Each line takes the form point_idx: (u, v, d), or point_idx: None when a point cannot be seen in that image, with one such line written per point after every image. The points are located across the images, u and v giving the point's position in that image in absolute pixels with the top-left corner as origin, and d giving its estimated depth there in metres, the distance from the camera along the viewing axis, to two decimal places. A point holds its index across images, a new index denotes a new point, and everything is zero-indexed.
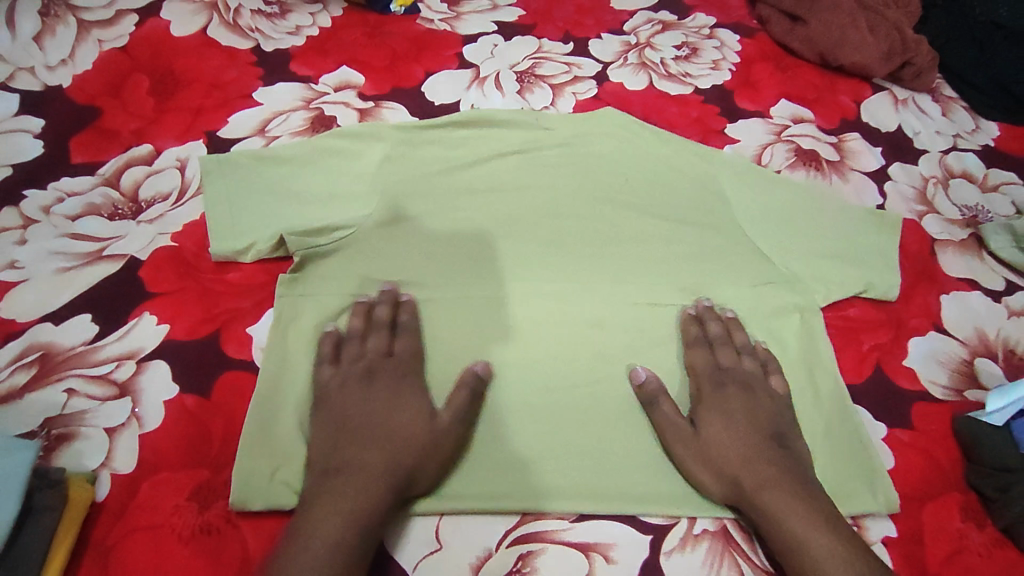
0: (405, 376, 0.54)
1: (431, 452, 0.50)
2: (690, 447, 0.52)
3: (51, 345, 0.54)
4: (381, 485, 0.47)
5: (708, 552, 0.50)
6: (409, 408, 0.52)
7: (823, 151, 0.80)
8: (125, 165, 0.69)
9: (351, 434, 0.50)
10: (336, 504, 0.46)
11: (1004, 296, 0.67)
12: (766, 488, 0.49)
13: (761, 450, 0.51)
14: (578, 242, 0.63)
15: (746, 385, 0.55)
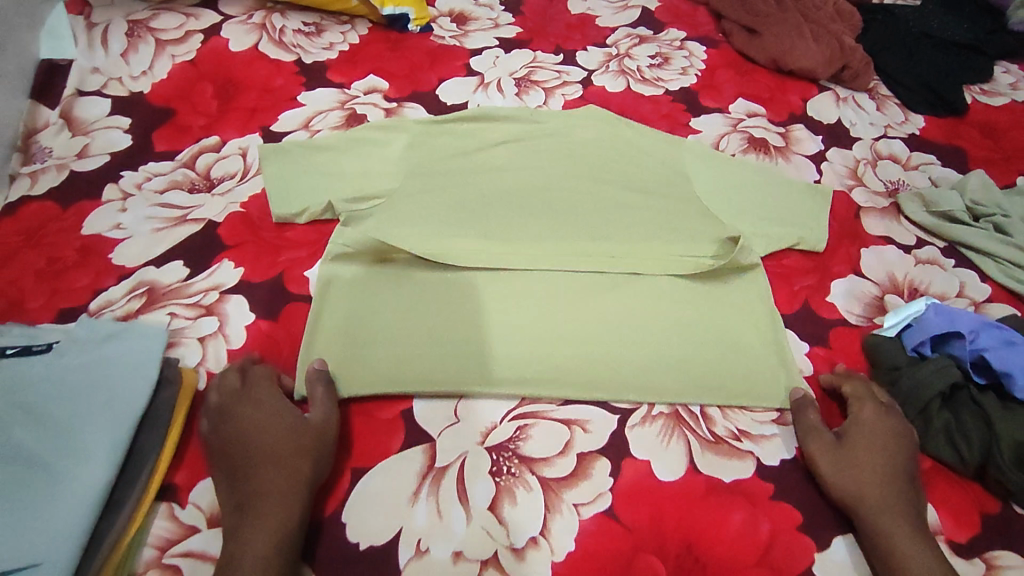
0: (258, 399, 0.58)
1: (315, 449, 0.56)
2: (830, 454, 0.59)
3: (155, 282, 0.70)
4: (289, 494, 0.52)
5: (662, 428, 0.63)
6: (277, 425, 0.56)
7: (772, 139, 0.96)
8: (198, 152, 0.85)
9: (241, 463, 0.54)
10: (261, 528, 0.50)
11: (914, 249, 0.82)
12: (885, 500, 0.56)
13: (889, 474, 0.57)
14: (564, 209, 0.77)
15: (893, 423, 0.61)
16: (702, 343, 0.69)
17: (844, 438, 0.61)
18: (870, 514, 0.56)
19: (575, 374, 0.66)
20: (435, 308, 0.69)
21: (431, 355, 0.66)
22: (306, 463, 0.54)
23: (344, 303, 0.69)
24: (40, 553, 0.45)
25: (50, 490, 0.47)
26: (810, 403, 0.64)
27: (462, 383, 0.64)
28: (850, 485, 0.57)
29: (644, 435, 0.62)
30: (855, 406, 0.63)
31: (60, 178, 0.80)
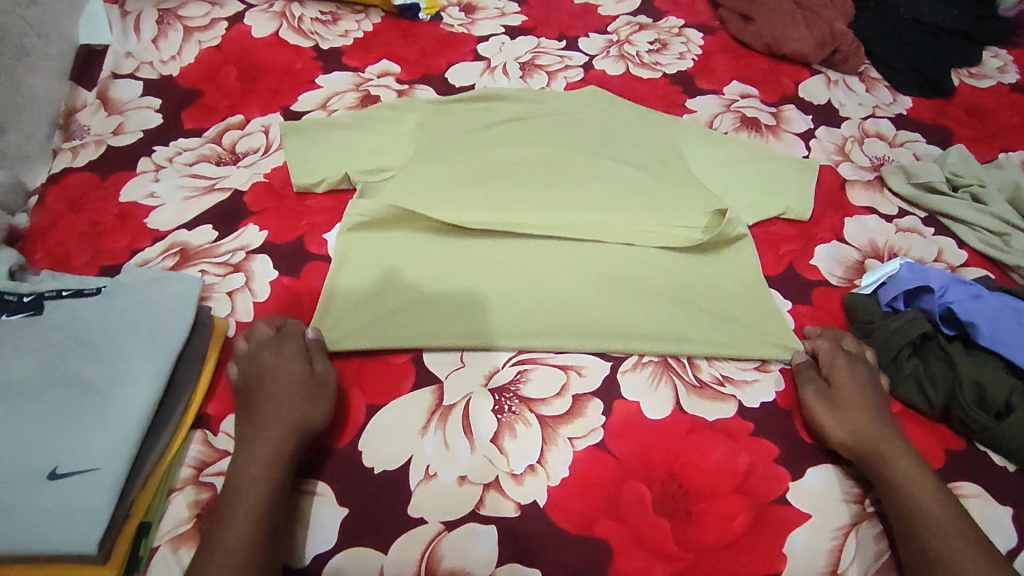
0: (273, 348, 0.63)
1: (313, 395, 0.60)
2: (829, 403, 0.63)
3: (186, 243, 0.76)
4: (284, 431, 0.57)
5: (651, 375, 0.67)
6: (290, 371, 0.61)
7: (763, 118, 1.01)
8: (224, 129, 0.92)
9: (259, 404, 0.59)
10: (256, 459, 0.55)
11: (896, 219, 0.86)
12: (879, 438, 0.60)
13: (872, 418, 0.62)
14: (564, 182, 0.82)
15: (864, 370, 0.66)
16: (691, 300, 0.73)
17: (833, 388, 0.64)
18: (868, 458, 0.60)
19: (573, 325, 0.70)
20: (442, 265, 0.74)
21: (438, 327, 0.69)
22: (307, 408, 0.59)
23: (356, 279, 0.72)
24: (98, 460, 0.50)
25: (104, 410, 0.52)
26: (810, 367, 0.68)
27: (469, 346, 0.68)
28: (852, 432, 0.61)
29: (634, 381, 0.67)
30: (833, 359, 0.66)
31: (98, 152, 0.87)
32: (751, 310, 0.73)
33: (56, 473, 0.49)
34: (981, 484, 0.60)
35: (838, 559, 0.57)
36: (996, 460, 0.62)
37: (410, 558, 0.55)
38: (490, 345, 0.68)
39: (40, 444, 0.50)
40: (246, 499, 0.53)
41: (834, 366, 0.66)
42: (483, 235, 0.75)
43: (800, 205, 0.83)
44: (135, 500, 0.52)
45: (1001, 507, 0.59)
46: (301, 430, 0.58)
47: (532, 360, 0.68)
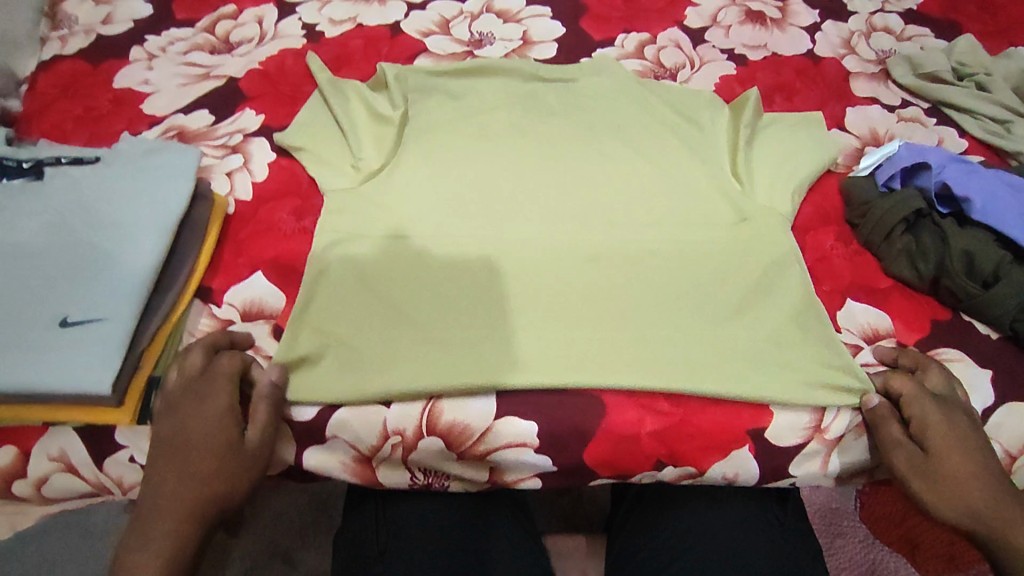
0: (205, 390, 0.53)
1: (235, 471, 0.52)
2: (932, 476, 0.55)
3: (184, 126, 0.75)
4: (184, 520, 0.49)
5: (648, 253, 0.66)
6: (211, 430, 0.52)
7: (769, 12, 0.95)
8: (216, 19, 0.89)
9: (172, 467, 0.51)
10: (150, 553, 0.48)
11: (899, 108, 0.85)
12: (1000, 518, 0.53)
13: (992, 489, 0.54)
14: (558, 88, 0.79)
15: (962, 423, 0.56)
16: (693, 182, 0.72)
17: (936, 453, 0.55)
18: (992, 537, 0.53)
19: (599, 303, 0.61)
20: (433, 154, 0.72)
21: (432, 344, 0.59)
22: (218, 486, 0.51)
23: (351, 258, 0.64)
24: (107, 310, 0.52)
25: (109, 266, 0.54)
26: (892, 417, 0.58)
27: (457, 254, 0.65)
28: (967, 512, 0.54)
29: (626, 255, 0.66)
30: (921, 408, 0.57)
31: (88, 40, 0.85)
32: (759, 193, 0.72)
33: (68, 321, 0.52)
34: (964, 350, 0.63)
35: (823, 416, 0.60)
36: (980, 329, 0.64)
37: (412, 414, 0.57)
38: (495, 238, 0.66)
39: (52, 294, 0.52)
40: None
41: (930, 419, 0.56)
42: (479, 138, 0.74)
43: (831, 157, 0.75)
44: (145, 354, 0.55)
45: (981, 370, 0.62)
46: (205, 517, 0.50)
47: (528, 281, 0.64)
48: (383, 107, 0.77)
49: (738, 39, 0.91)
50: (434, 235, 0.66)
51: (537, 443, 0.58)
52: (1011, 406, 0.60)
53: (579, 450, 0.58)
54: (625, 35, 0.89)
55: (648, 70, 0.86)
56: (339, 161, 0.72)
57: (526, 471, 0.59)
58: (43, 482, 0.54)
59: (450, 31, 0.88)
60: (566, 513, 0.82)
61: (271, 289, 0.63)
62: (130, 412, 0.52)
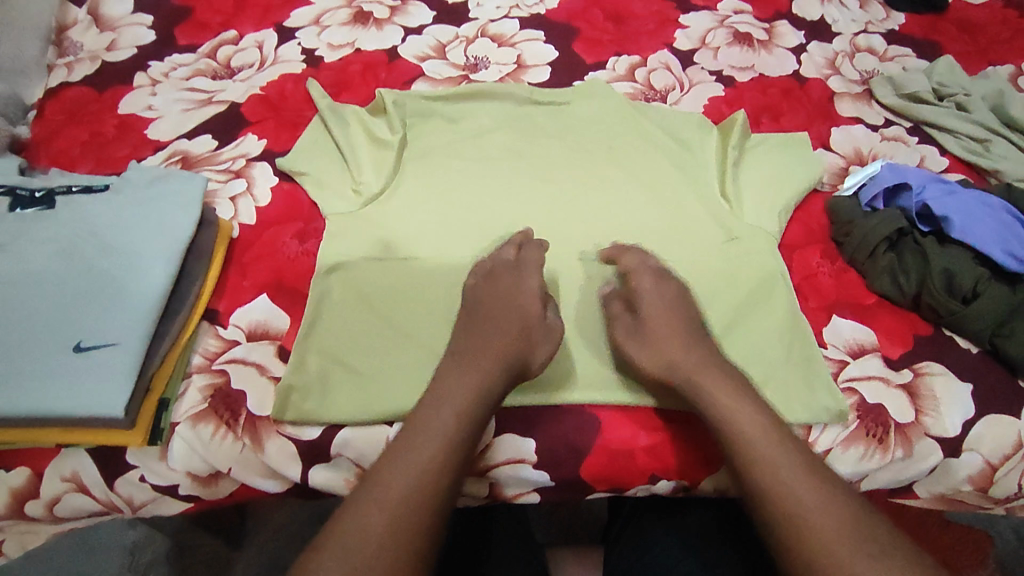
0: (523, 301, 0.63)
1: (513, 363, 0.58)
2: (636, 339, 0.62)
3: (188, 151, 0.77)
4: (461, 401, 0.54)
5: (641, 271, 0.68)
6: (499, 331, 0.60)
7: (756, 34, 0.97)
8: (218, 44, 0.91)
9: (460, 354, 0.58)
10: (432, 425, 0.52)
11: (882, 128, 0.88)
12: (692, 369, 0.58)
13: (709, 355, 0.59)
14: (552, 111, 0.82)
15: (685, 295, 0.64)
16: (684, 203, 0.74)
17: (645, 316, 0.63)
18: (691, 392, 0.57)
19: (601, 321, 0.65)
20: (430, 178, 0.74)
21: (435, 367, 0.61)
22: (490, 375, 0.56)
23: (353, 280, 0.66)
24: (119, 336, 0.54)
25: (120, 293, 0.56)
26: (611, 296, 0.66)
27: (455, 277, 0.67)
28: (659, 362, 0.60)
29: (619, 274, 0.68)
30: (645, 284, 0.64)
31: (94, 67, 0.87)
32: (747, 214, 0.74)
33: (81, 346, 0.53)
34: (945, 364, 0.65)
35: (811, 429, 0.62)
36: (961, 344, 0.66)
37: None
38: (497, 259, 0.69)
39: (65, 320, 0.54)
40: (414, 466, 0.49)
41: (650, 299, 0.63)
42: (476, 160, 0.76)
43: (816, 175, 0.78)
44: (154, 377, 0.56)
45: (963, 384, 0.64)
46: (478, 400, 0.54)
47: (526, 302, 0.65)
48: (382, 131, 0.79)
49: (726, 61, 0.93)
50: (433, 258, 0.68)
51: (535, 459, 0.60)
52: (991, 419, 0.63)
53: (575, 466, 0.60)
54: (616, 58, 0.92)
55: (639, 92, 0.89)
56: (341, 185, 0.74)
57: (524, 487, 0.61)
58: (55, 502, 0.55)
59: (447, 56, 0.91)
60: (565, 525, 0.83)
61: (274, 310, 0.64)
62: (142, 433, 0.54)
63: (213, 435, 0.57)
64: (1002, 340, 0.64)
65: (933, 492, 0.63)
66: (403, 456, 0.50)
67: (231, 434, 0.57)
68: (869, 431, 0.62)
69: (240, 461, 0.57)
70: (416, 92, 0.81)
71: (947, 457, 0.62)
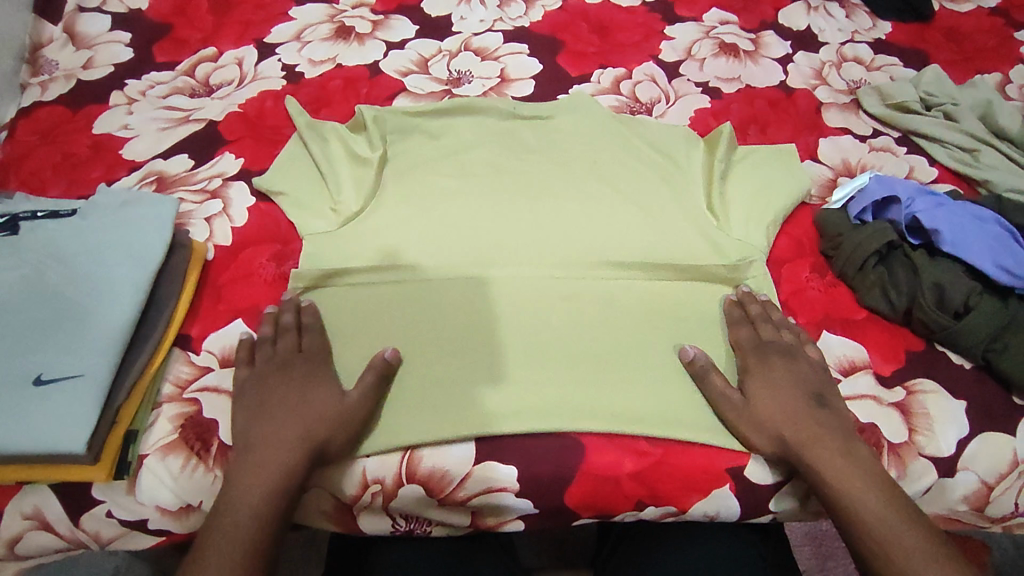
0: (315, 385, 0.58)
1: (326, 424, 0.56)
2: (744, 416, 0.59)
3: (163, 171, 0.76)
4: (266, 482, 0.52)
5: (767, 310, 0.66)
6: (319, 390, 0.57)
7: (742, 45, 0.96)
8: (197, 61, 0.90)
9: (266, 413, 0.56)
10: (236, 511, 0.51)
11: (870, 138, 0.86)
12: (816, 446, 0.56)
13: (808, 415, 0.58)
14: (535, 126, 0.80)
15: (789, 355, 0.62)
16: (670, 219, 0.73)
17: (747, 394, 0.60)
18: (812, 475, 0.56)
19: (711, 373, 0.61)
20: (410, 197, 0.73)
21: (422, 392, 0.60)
22: (298, 446, 0.54)
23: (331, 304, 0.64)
24: (82, 367, 0.53)
25: (84, 323, 0.55)
26: (707, 367, 0.62)
27: (437, 299, 0.66)
28: (778, 445, 0.58)
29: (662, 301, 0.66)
30: (749, 355, 0.62)
31: (68, 86, 0.86)
32: (734, 228, 0.73)
33: (42, 378, 0.52)
34: (938, 381, 0.63)
35: None
36: (953, 359, 0.65)
37: (391, 461, 0.58)
38: (484, 278, 0.67)
39: (28, 351, 0.53)
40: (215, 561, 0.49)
41: (749, 367, 0.61)
42: (457, 178, 0.75)
43: (804, 188, 0.76)
44: (121, 408, 0.55)
45: (957, 401, 0.62)
46: (287, 478, 0.53)
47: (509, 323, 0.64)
48: (362, 148, 0.77)
49: (712, 72, 0.92)
50: (413, 279, 0.67)
51: (517, 487, 0.58)
52: (986, 436, 0.61)
53: (559, 491, 0.58)
54: (601, 70, 0.91)
55: (625, 105, 0.87)
56: (319, 205, 0.72)
57: (508, 515, 0.59)
58: (16, 540, 0.54)
59: (429, 70, 0.90)
60: (552, 546, 0.82)
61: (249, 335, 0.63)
62: (106, 468, 0.53)
63: (183, 467, 0.55)
64: (995, 356, 0.62)
65: (927, 512, 0.62)
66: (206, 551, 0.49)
67: (202, 465, 0.56)
68: None
69: (212, 495, 0.55)
70: (396, 109, 0.80)
71: (943, 477, 0.60)
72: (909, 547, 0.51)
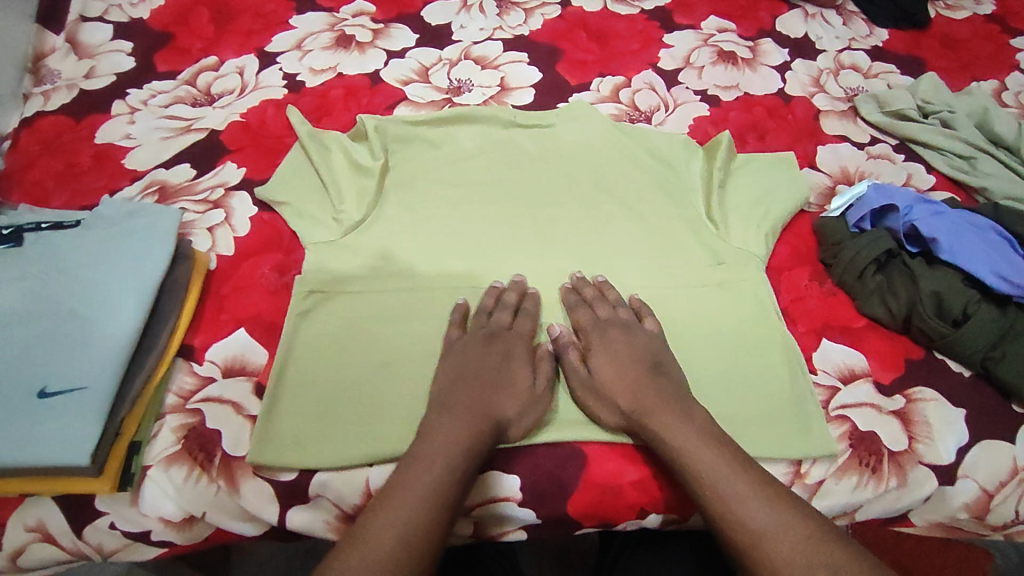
0: (512, 365, 0.61)
1: (497, 403, 0.58)
2: (590, 390, 0.61)
3: (165, 181, 0.76)
4: (443, 460, 0.53)
5: (603, 291, 0.67)
6: (516, 369, 0.61)
7: (741, 52, 0.97)
8: (198, 70, 0.90)
9: (464, 385, 0.59)
10: (419, 486, 0.52)
11: (868, 146, 0.87)
12: (643, 416, 0.58)
13: (641, 381, 0.60)
14: (535, 135, 0.81)
15: (626, 329, 0.64)
16: (670, 227, 0.73)
17: (591, 368, 0.62)
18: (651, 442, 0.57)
19: (563, 351, 0.63)
20: (411, 206, 0.73)
21: (397, 392, 0.60)
22: (467, 427, 0.56)
23: (335, 314, 0.65)
24: (86, 380, 0.53)
25: (88, 335, 0.55)
26: (560, 345, 0.64)
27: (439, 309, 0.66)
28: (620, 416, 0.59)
29: (580, 295, 0.67)
30: (589, 331, 0.64)
31: (70, 95, 0.86)
32: (733, 237, 0.73)
33: (46, 391, 0.53)
34: (937, 389, 0.64)
35: (801, 461, 0.61)
36: (952, 367, 0.65)
37: None
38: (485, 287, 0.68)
39: (31, 364, 0.54)
40: (391, 535, 0.49)
41: (592, 342, 0.64)
42: (458, 186, 0.75)
43: (802, 196, 0.77)
44: (125, 419, 0.55)
45: (957, 409, 0.63)
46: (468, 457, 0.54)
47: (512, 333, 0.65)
48: (363, 157, 0.78)
49: (711, 80, 0.93)
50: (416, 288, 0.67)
51: (520, 497, 0.58)
52: (985, 445, 0.61)
53: (561, 501, 0.59)
54: (600, 79, 0.91)
55: (624, 113, 0.88)
56: (321, 214, 0.73)
57: (511, 525, 0.60)
58: (20, 552, 0.54)
59: (429, 79, 0.90)
60: (551, 555, 0.83)
61: (252, 345, 0.63)
62: (111, 480, 0.53)
63: (187, 478, 0.56)
64: (994, 363, 0.63)
65: (928, 521, 0.62)
66: (386, 528, 0.49)
67: (206, 476, 0.56)
68: (862, 460, 0.61)
69: (218, 505, 0.56)
70: (396, 118, 0.80)
71: (943, 485, 0.60)
72: (756, 509, 0.51)
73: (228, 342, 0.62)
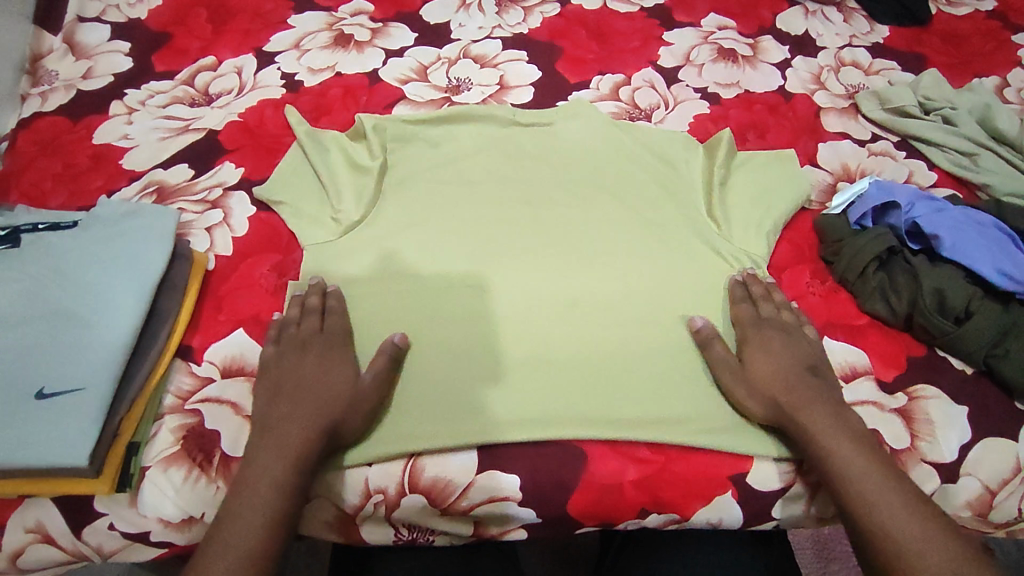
0: (330, 370, 0.59)
1: (330, 405, 0.57)
2: (739, 381, 0.61)
3: (163, 181, 0.76)
4: (279, 468, 0.53)
5: (771, 289, 0.67)
6: (340, 373, 0.59)
7: (741, 50, 0.97)
8: (197, 70, 0.90)
9: (287, 395, 0.57)
10: (251, 500, 0.51)
11: (869, 143, 0.87)
12: (799, 412, 0.58)
13: (799, 378, 0.60)
14: (535, 134, 0.80)
15: (785, 329, 0.64)
16: (671, 226, 0.73)
17: (745, 360, 0.62)
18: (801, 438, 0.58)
19: (713, 342, 0.63)
20: (410, 206, 0.73)
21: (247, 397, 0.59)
22: (294, 432, 0.55)
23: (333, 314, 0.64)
24: (83, 381, 0.53)
25: (85, 336, 0.55)
26: (711, 336, 0.64)
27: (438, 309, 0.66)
28: (768, 409, 0.60)
29: (749, 291, 0.67)
30: (745, 327, 0.64)
31: (68, 96, 0.86)
32: (734, 235, 0.73)
33: (43, 393, 0.52)
34: (940, 387, 0.63)
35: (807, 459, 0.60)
36: (955, 364, 0.65)
37: (394, 472, 0.58)
38: (484, 285, 0.67)
39: (27, 366, 0.53)
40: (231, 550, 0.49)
41: (747, 338, 0.64)
42: (458, 186, 0.75)
43: (803, 193, 0.76)
44: (123, 420, 0.55)
45: (960, 406, 0.62)
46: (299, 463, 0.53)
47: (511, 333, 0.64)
48: (362, 157, 0.77)
49: (711, 78, 0.92)
50: (416, 288, 0.67)
51: (520, 497, 0.58)
52: (988, 442, 0.61)
53: (561, 501, 0.58)
54: (600, 77, 0.91)
55: (624, 111, 0.88)
56: (320, 213, 0.72)
57: (511, 524, 0.60)
58: (18, 554, 0.54)
59: (428, 78, 0.90)
60: (553, 551, 0.82)
61: (250, 345, 0.62)
62: (108, 481, 0.53)
63: (186, 479, 0.55)
64: (997, 361, 0.62)
65: None
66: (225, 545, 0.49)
67: (205, 477, 0.56)
68: None
69: (218, 507, 0.55)
70: (394, 117, 0.80)
71: (945, 483, 0.60)
72: (901, 513, 0.52)
73: (226, 343, 0.62)
